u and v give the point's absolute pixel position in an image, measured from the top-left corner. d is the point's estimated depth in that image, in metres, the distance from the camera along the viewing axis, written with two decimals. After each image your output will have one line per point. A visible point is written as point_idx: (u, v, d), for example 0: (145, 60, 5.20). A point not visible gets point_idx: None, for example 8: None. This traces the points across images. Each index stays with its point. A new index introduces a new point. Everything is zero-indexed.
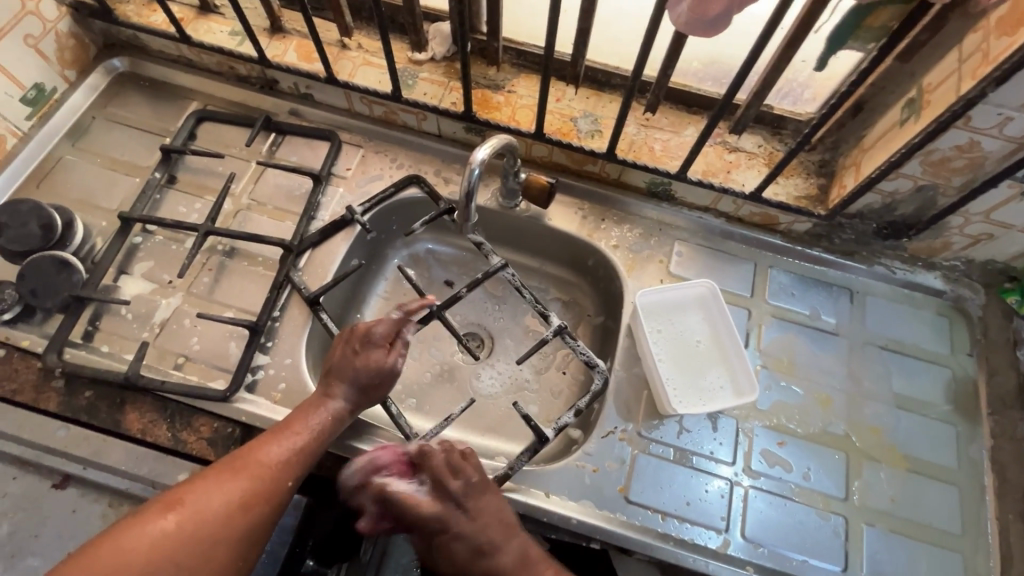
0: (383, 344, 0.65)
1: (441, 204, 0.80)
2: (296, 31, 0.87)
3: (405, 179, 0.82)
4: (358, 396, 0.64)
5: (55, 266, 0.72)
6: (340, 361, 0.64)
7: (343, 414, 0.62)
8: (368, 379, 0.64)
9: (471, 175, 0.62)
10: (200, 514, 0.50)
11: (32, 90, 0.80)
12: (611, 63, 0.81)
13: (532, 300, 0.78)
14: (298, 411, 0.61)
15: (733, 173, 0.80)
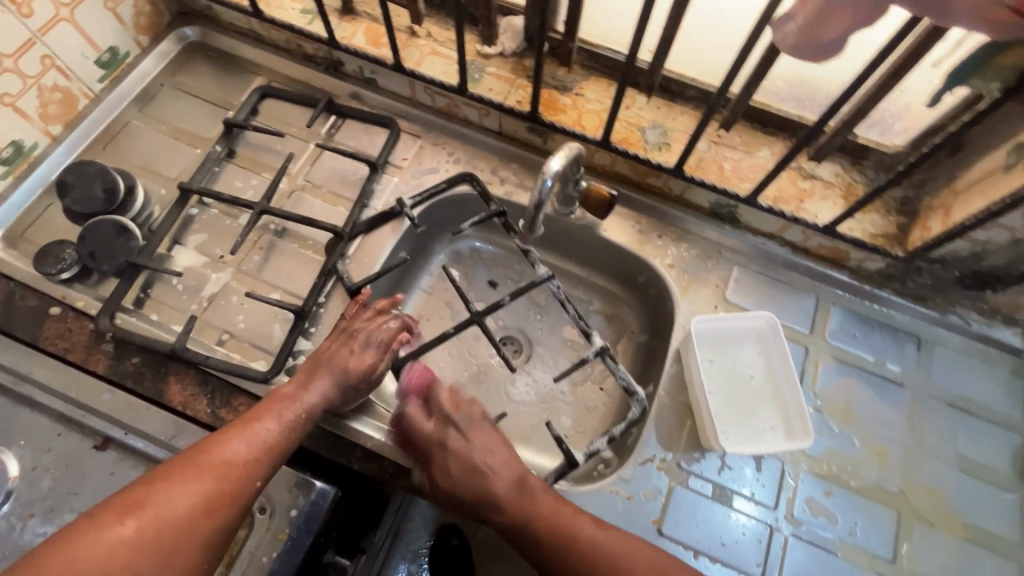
0: (377, 348, 0.66)
1: (493, 206, 0.79)
2: (367, 14, 0.85)
3: (458, 175, 0.80)
4: (338, 391, 0.63)
5: (114, 230, 0.72)
6: (327, 355, 0.64)
7: (317, 406, 0.60)
8: (352, 379, 0.63)
9: (543, 186, 0.61)
10: (158, 520, 0.48)
11: (106, 53, 0.81)
12: (689, 74, 0.76)
13: (576, 316, 0.76)
14: (272, 401, 0.59)
15: (806, 202, 0.76)
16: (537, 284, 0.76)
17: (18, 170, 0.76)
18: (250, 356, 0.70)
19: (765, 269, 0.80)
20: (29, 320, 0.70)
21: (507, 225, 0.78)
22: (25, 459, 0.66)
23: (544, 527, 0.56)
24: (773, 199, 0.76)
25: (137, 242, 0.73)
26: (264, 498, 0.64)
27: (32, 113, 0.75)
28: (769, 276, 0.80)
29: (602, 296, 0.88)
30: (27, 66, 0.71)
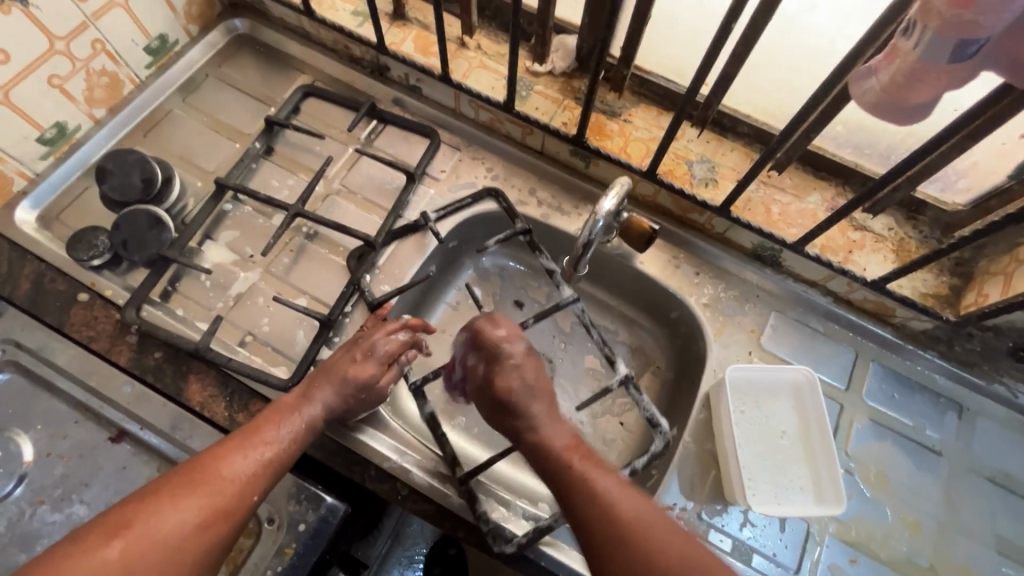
0: (384, 361, 0.64)
1: (517, 225, 0.77)
2: (419, 21, 0.84)
3: (483, 191, 0.79)
4: (341, 401, 0.61)
5: (148, 221, 0.72)
6: (333, 365, 0.62)
7: (319, 419, 0.60)
8: (355, 389, 0.62)
9: (594, 226, 0.62)
10: (148, 539, 0.47)
11: (156, 41, 0.81)
12: (742, 110, 0.74)
13: (599, 342, 0.73)
14: (275, 411, 0.59)
15: (855, 254, 0.73)
16: (559, 308, 0.72)
17: (59, 151, 0.76)
18: (271, 360, 0.69)
19: (804, 318, 0.77)
20: (56, 304, 0.70)
21: (533, 244, 0.76)
22: (41, 445, 0.66)
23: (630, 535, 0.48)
24: (820, 247, 0.73)
25: (169, 234, 0.72)
26: (273, 509, 0.63)
27: (78, 96, 0.75)
28: (808, 325, 0.77)
29: (630, 327, 0.86)
30: (78, 49, 0.71)
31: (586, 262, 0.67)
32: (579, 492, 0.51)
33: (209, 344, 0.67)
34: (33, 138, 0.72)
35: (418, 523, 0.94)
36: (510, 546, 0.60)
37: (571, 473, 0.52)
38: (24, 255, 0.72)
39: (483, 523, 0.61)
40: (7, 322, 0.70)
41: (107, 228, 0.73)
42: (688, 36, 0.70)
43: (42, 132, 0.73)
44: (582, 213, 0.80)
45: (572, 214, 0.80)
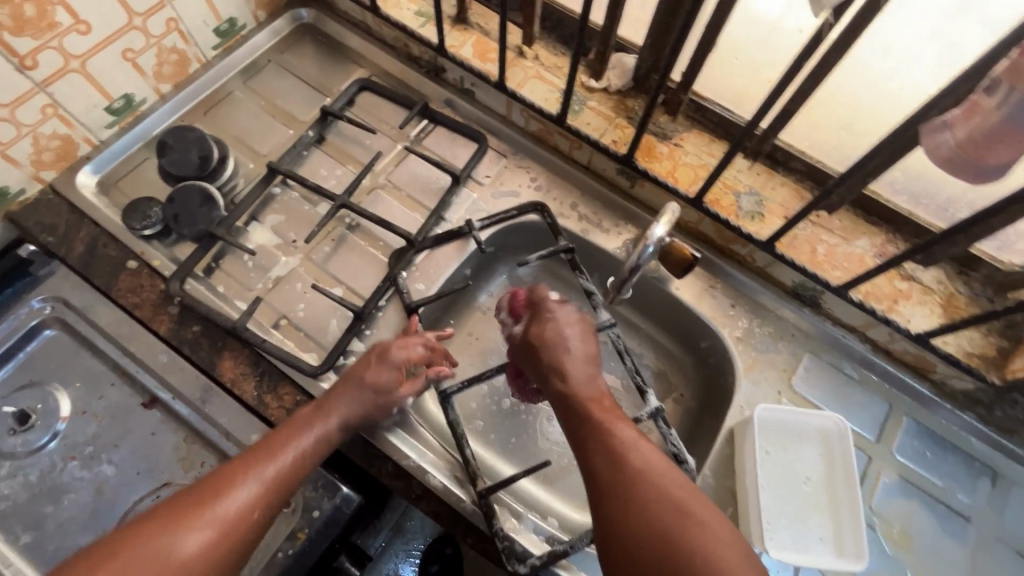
0: (399, 368, 0.64)
1: (561, 242, 0.76)
2: (480, 27, 0.85)
3: (529, 205, 0.78)
4: (361, 407, 0.61)
5: (200, 197, 0.74)
6: (353, 372, 0.64)
7: (338, 427, 0.60)
8: (375, 397, 0.62)
9: (643, 252, 0.65)
10: (141, 564, 0.45)
11: (225, 23, 0.83)
12: (798, 144, 0.72)
13: (632, 369, 0.71)
14: (291, 421, 0.59)
15: (900, 304, 0.71)
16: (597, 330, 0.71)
17: (124, 121, 0.79)
18: (303, 345, 0.71)
19: (839, 363, 0.75)
20: (106, 269, 0.72)
21: (574, 263, 0.75)
22: (77, 403, 0.68)
23: (670, 510, 0.45)
24: (864, 293, 0.72)
25: (219, 212, 0.74)
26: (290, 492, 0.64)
27: (148, 70, 0.78)
28: (843, 371, 0.75)
29: (657, 352, 0.85)
30: (153, 25, 0.74)
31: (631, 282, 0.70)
32: (614, 442, 0.51)
33: (246, 323, 0.69)
34: (101, 107, 0.75)
35: (419, 518, 0.96)
36: (523, 566, 0.59)
37: (610, 433, 0.52)
38: (81, 218, 0.74)
39: (500, 540, 0.60)
40: (58, 281, 0.73)
41: (161, 200, 0.76)
42: (750, 67, 0.68)
43: (111, 103, 0.76)
44: (622, 233, 0.80)
45: (612, 232, 0.80)
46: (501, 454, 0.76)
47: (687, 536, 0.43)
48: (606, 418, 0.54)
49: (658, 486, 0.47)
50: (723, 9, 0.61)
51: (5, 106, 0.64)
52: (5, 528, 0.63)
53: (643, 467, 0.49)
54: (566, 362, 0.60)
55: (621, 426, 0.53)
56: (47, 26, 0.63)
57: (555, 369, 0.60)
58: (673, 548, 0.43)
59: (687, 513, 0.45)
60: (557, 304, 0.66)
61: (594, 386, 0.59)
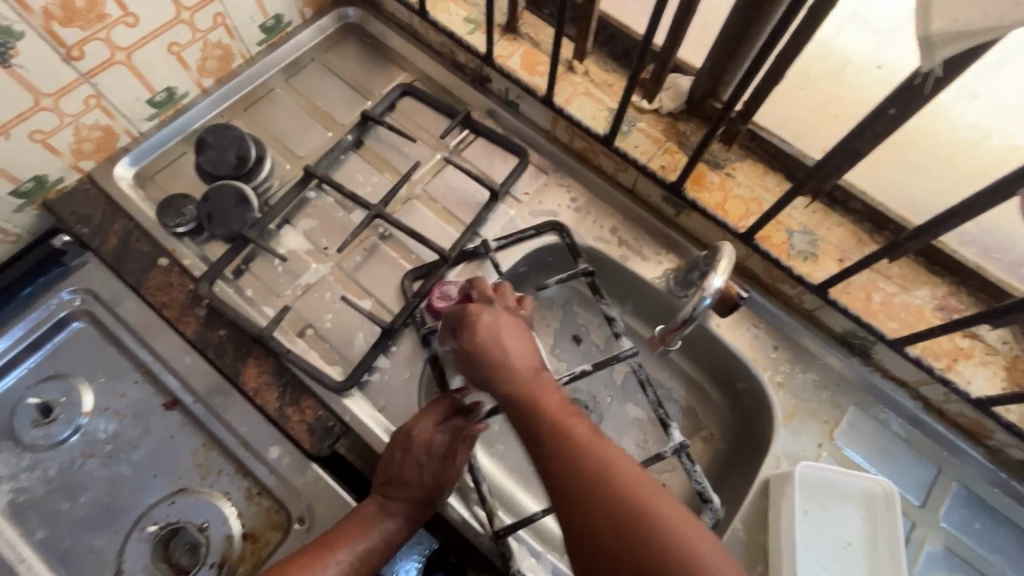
0: (446, 454, 0.60)
1: (580, 264, 0.73)
2: (530, 37, 0.82)
3: (547, 224, 0.75)
4: (414, 508, 0.58)
5: (235, 198, 0.73)
6: (401, 467, 0.58)
7: (396, 533, 0.58)
8: (429, 493, 0.59)
9: (700, 302, 0.58)
10: None
11: (271, 20, 0.82)
12: (861, 185, 0.69)
13: (653, 401, 0.67)
14: (345, 527, 0.57)
15: (959, 363, 0.67)
16: (615, 359, 0.67)
17: (165, 115, 0.78)
18: (327, 357, 0.69)
19: (886, 419, 0.71)
20: (137, 265, 0.71)
21: (595, 286, 0.72)
22: (99, 398, 0.68)
23: (589, 470, 0.45)
24: (921, 349, 0.67)
25: (253, 214, 0.73)
26: (304, 510, 0.63)
27: (192, 64, 0.77)
28: (889, 428, 0.70)
29: (690, 387, 0.80)
30: (200, 20, 0.72)
31: (679, 335, 0.63)
32: (543, 414, 0.50)
33: (272, 331, 0.67)
34: (143, 100, 0.74)
35: None
36: None
37: (535, 402, 0.51)
38: (116, 211, 0.74)
39: None
40: (89, 273, 0.72)
41: (196, 198, 0.75)
42: (825, 98, 0.67)
43: (153, 96, 0.75)
44: (663, 262, 0.76)
45: (652, 261, 0.76)
46: (518, 482, 0.72)
47: (613, 492, 0.44)
48: (539, 393, 0.52)
49: (582, 449, 0.47)
50: (797, 40, 0.57)
51: (49, 96, 0.64)
52: (21, 521, 0.62)
53: (566, 431, 0.48)
54: (512, 360, 0.54)
55: (547, 394, 0.52)
56: (95, 17, 0.62)
57: (497, 373, 0.53)
58: (602, 508, 0.43)
59: (609, 466, 0.45)
60: (479, 308, 0.57)
61: (538, 376, 0.54)
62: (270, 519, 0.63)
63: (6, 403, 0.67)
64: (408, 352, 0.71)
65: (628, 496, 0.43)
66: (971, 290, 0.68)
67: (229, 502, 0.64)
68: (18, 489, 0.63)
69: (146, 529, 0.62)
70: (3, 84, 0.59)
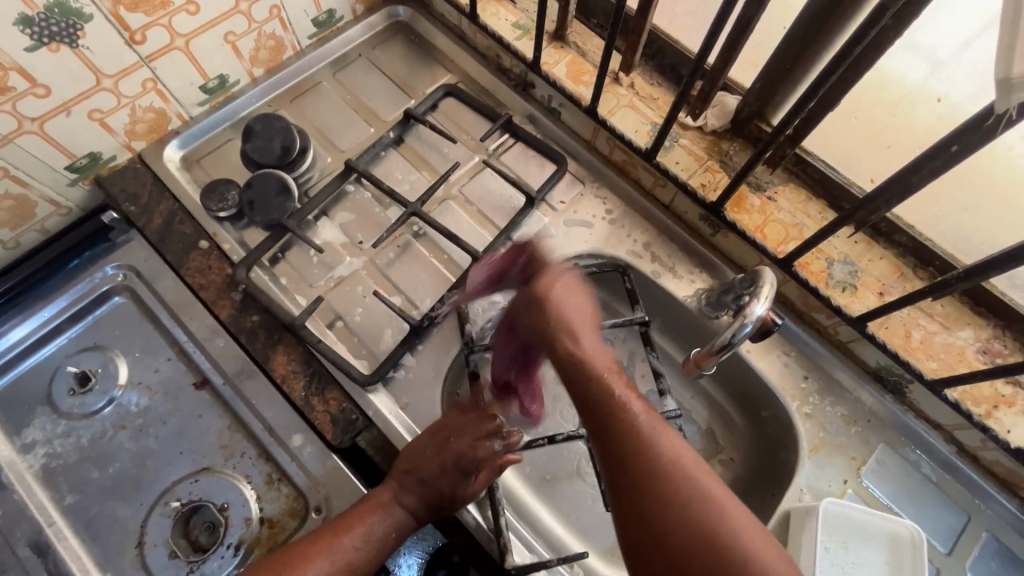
0: (472, 467, 0.60)
1: (636, 311, 0.73)
2: (577, 46, 0.82)
3: (610, 265, 0.75)
4: (427, 509, 0.59)
5: (277, 187, 0.74)
6: (427, 468, 0.59)
7: (404, 525, 0.58)
8: (447, 499, 0.59)
9: (739, 331, 0.57)
10: None
11: (324, 14, 0.83)
12: (907, 218, 0.68)
13: None
14: (361, 509, 0.58)
15: (999, 411, 0.64)
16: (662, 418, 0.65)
17: (215, 101, 0.80)
18: (354, 351, 0.70)
19: (916, 460, 0.69)
20: (179, 246, 0.73)
21: (648, 337, 0.72)
22: (133, 372, 0.70)
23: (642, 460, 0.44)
24: (960, 393, 0.65)
25: (292, 204, 0.74)
26: (322, 500, 0.63)
27: (245, 53, 0.78)
28: (920, 470, 0.68)
29: (711, 409, 0.77)
30: (257, 11, 0.74)
31: (714, 362, 0.61)
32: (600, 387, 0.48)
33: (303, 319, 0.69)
34: (197, 85, 0.76)
35: None
36: None
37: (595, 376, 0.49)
38: (162, 192, 0.76)
39: None
40: (133, 250, 0.74)
41: (239, 184, 0.76)
42: (879, 123, 0.66)
43: (206, 82, 0.77)
44: (696, 280, 0.75)
45: (685, 279, 0.76)
46: (533, 490, 0.71)
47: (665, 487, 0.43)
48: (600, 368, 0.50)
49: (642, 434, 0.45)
50: (855, 68, 0.56)
51: (110, 77, 0.66)
52: (52, 485, 0.64)
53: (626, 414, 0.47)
54: (571, 322, 0.54)
55: (602, 364, 0.50)
56: (160, 4, 0.64)
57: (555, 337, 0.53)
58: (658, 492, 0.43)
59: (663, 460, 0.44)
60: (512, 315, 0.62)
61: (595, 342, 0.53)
62: (288, 505, 0.64)
63: (46, 370, 0.69)
64: (435, 352, 0.71)
65: (688, 491, 0.43)
66: (1017, 334, 0.65)
67: (249, 485, 0.65)
68: (51, 455, 0.66)
69: (169, 504, 0.64)
70: (68, 64, 0.62)
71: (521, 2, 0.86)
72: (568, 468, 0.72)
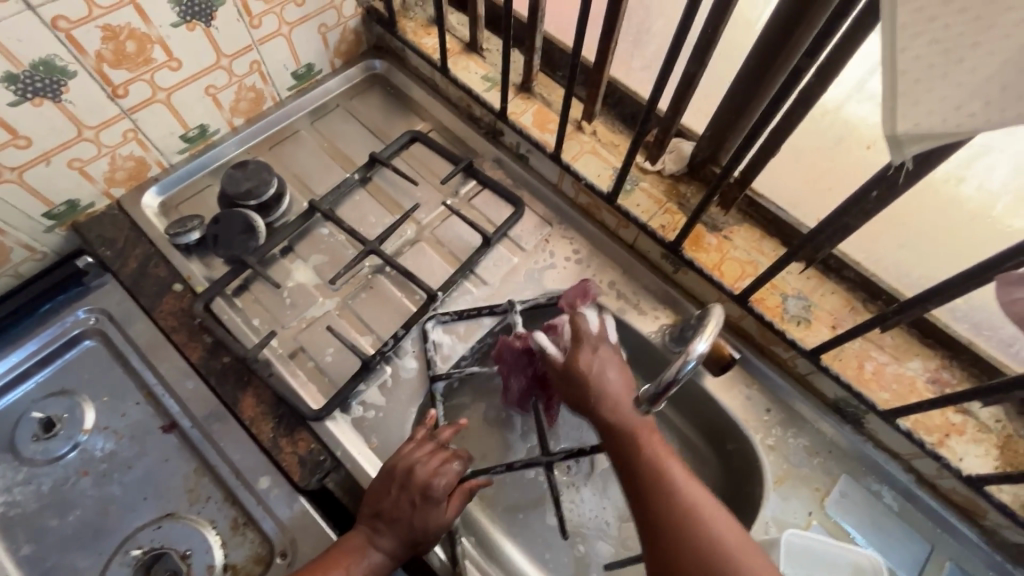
0: (442, 500, 0.60)
1: None
2: (543, 97, 0.87)
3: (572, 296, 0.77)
4: (403, 547, 0.59)
5: (241, 225, 0.76)
6: (394, 508, 0.59)
7: (381, 566, 0.58)
8: (418, 537, 0.59)
9: (683, 366, 0.56)
10: None
11: (303, 68, 0.88)
12: (855, 256, 0.72)
13: None
14: (335, 553, 0.57)
15: (951, 439, 0.66)
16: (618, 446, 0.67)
17: (195, 149, 0.83)
18: (324, 390, 0.70)
19: (878, 490, 0.70)
20: (153, 289, 0.74)
21: None
22: (100, 417, 0.69)
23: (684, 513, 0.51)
24: (912, 422, 0.67)
25: (255, 242, 0.76)
26: (288, 544, 0.63)
27: (225, 105, 0.82)
28: (881, 500, 0.70)
29: (682, 443, 0.78)
30: (237, 66, 0.78)
31: (666, 399, 0.58)
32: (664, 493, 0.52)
33: (258, 354, 0.70)
34: (177, 135, 0.79)
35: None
36: None
37: (660, 481, 0.53)
38: (138, 236, 0.77)
39: None
40: (106, 293, 0.75)
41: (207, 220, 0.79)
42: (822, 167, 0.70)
43: (186, 131, 0.80)
44: (659, 316, 0.78)
45: (649, 315, 0.78)
46: (503, 528, 0.71)
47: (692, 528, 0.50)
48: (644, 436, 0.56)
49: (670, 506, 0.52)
50: (790, 120, 0.60)
51: (91, 128, 0.69)
52: (9, 536, 0.63)
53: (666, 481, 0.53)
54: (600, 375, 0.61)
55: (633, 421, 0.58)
56: (142, 61, 0.68)
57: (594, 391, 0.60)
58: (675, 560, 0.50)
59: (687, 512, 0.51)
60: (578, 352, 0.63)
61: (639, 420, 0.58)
62: (254, 552, 0.63)
63: (12, 415, 0.69)
64: (392, 384, 0.72)
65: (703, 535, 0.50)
66: (963, 364, 0.68)
67: (214, 530, 0.64)
68: (9, 503, 0.64)
69: (130, 553, 0.62)
70: (51, 117, 0.64)
71: (491, 56, 0.91)
72: (537, 501, 0.72)
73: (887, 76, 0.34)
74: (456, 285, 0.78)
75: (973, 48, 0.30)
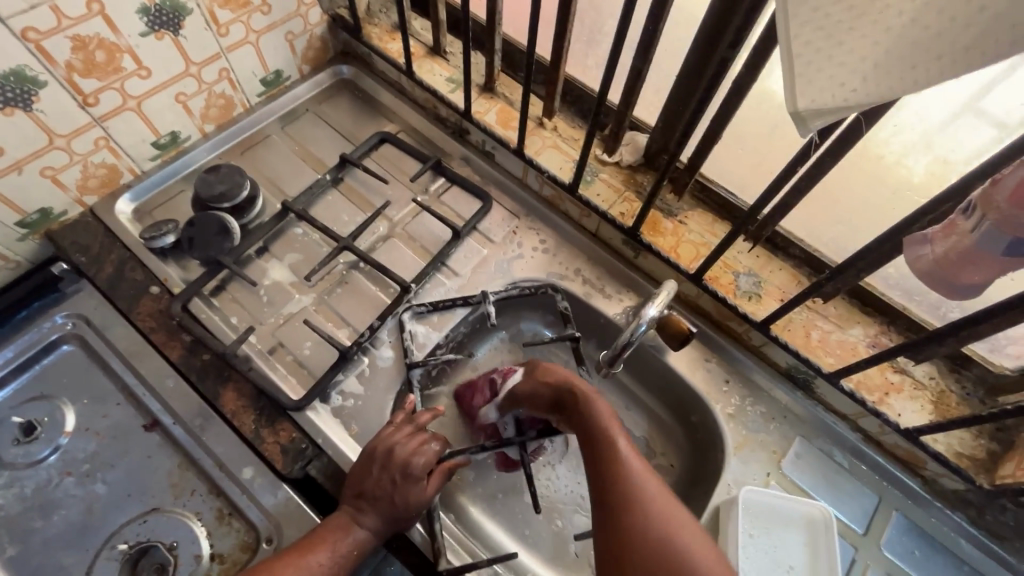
0: (421, 477, 0.63)
1: (568, 329, 0.79)
2: (505, 96, 0.91)
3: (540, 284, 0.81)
4: (386, 524, 0.62)
5: (216, 226, 0.78)
6: (377, 487, 0.61)
7: (366, 543, 0.61)
8: (400, 513, 0.62)
9: (637, 329, 0.69)
10: None
11: (272, 74, 0.90)
12: (799, 233, 0.77)
13: None
14: (320, 532, 0.60)
15: (891, 397, 0.72)
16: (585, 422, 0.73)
17: (166, 156, 0.85)
18: (303, 382, 0.73)
19: (830, 450, 0.76)
20: (129, 292, 0.76)
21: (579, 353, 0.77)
22: (81, 419, 0.71)
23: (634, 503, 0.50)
24: (855, 383, 0.73)
25: (230, 243, 0.78)
26: (273, 530, 0.65)
27: (196, 112, 0.84)
28: (833, 459, 0.75)
29: (651, 420, 0.83)
30: (207, 74, 0.81)
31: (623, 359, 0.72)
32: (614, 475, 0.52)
33: (237, 349, 0.72)
34: (149, 142, 0.81)
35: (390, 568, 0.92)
36: None
37: (625, 484, 0.51)
38: (113, 242, 0.79)
39: None
40: (82, 299, 0.76)
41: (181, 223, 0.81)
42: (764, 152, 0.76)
43: (157, 138, 0.81)
44: (622, 299, 0.82)
45: (614, 298, 0.83)
46: (483, 508, 0.74)
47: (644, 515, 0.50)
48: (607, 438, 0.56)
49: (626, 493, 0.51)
50: (728, 108, 0.65)
51: (62, 137, 0.70)
52: None
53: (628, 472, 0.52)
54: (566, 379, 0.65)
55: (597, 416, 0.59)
56: (112, 70, 0.70)
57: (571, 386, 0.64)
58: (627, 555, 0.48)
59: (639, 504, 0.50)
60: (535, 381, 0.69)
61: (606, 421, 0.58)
62: (240, 540, 0.65)
63: None
64: (370, 374, 0.75)
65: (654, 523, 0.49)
66: (900, 328, 0.74)
67: (200, 522, 0.66)
68: None
69: (116, 547, 0.64)
70: (22, 125, 0.66)
71: (454, 59, 0.95)
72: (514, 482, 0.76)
73: (787, 60, 0.39)
74: (429, 277, 0.81)
75: (851, 33, 0.35)
